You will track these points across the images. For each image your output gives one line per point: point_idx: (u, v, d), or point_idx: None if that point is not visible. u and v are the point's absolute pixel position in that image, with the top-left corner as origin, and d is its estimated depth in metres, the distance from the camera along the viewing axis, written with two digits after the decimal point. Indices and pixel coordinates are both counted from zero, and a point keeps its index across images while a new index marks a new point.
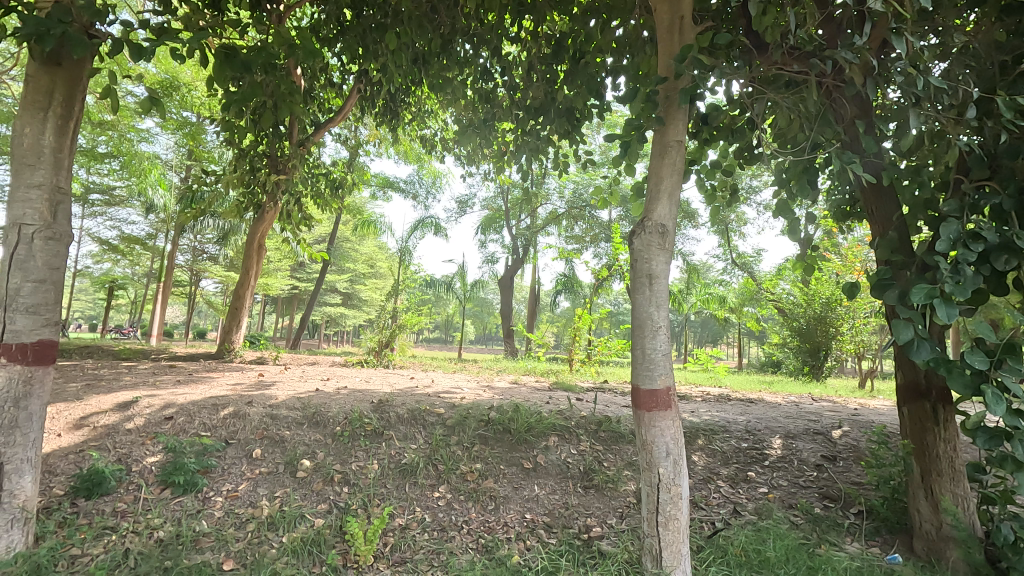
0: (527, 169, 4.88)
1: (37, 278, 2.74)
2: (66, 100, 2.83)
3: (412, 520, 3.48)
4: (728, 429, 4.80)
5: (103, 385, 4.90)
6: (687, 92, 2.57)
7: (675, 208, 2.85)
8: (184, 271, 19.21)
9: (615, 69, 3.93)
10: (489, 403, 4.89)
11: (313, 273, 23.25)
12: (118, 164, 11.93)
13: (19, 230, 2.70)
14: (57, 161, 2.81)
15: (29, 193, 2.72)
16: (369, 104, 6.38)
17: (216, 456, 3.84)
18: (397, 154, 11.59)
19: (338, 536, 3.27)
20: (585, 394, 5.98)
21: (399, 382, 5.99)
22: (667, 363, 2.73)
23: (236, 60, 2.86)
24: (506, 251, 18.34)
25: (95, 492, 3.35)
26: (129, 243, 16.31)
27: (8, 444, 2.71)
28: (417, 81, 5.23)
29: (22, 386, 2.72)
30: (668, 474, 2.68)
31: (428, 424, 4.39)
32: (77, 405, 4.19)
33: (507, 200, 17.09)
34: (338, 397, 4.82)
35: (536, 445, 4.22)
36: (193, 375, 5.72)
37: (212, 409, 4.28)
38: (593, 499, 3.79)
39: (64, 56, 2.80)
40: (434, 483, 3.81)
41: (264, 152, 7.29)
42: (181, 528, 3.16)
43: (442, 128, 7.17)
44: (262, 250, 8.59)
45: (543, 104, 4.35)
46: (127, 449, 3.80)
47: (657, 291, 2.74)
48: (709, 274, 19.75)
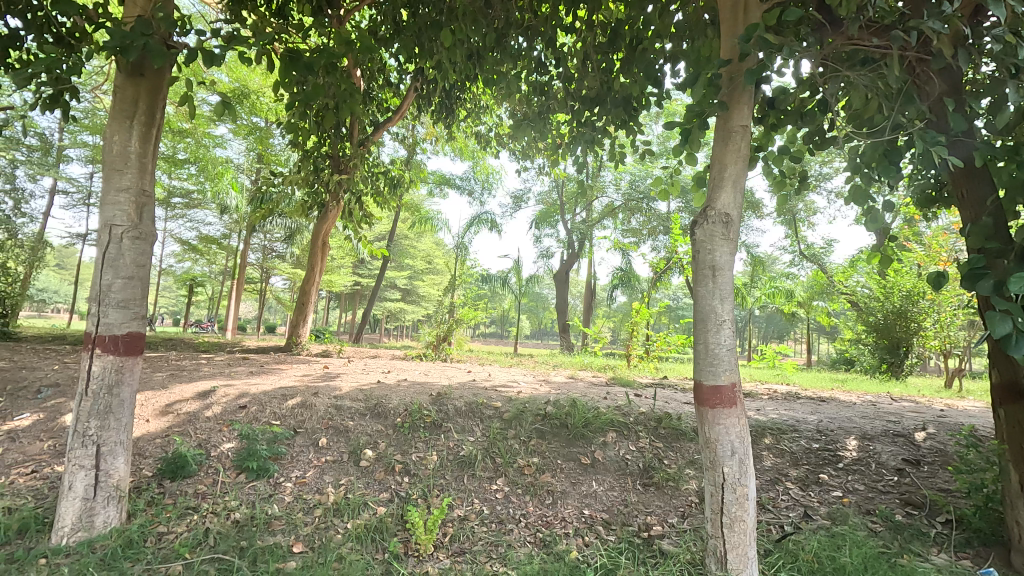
0: (582, 163, 4.82)
1: (126, 274, 2.95)
2: (149, 108, 3.03)
3: (470, 512, 3.52)
4: (798, 429, 4.56)
5: (186, 375, 5.27)
6: (753, 73, 2.43)
7: (740, 196, 2.71)
8: (256, 268, 20.34)
9: (675, 55, 3.78)
10: (547, 397, 4.88)
11: (375, 270, 24.05)
12: (195, 169, 12.71)
13: (110, 231, 2.92)
14: (143, 166, 3.01)
15: (118, 196, 2.94)
16: (425, 103, 6.52)
17: (285, 443, 4.02)
18: (453, 151, 11.75)
19: (400, 524, 3.36)
20: (644, 389, 5.86)
21: (457, 375, 6.07)
22: (732, 359, 2.61)
23: (300, 62, 2.98)
24: (561, 244, 18.18)
25: (179, 475, 3.57)
26: (206, 243, 17.38)
27: (104, 427, 2.94)
28: (473, 77, 5.28)
29: (115, 374, 2.93)
30: (734, 474, 2.57)
31: (485, 417, 4.43)
32: (162, 393, 4.49)
33: (563, 193, 16.98)
34: (399, 389, 4.94)
35: (593, 441, 4.17)
36: (264, 366, 6.01)
37: (282, 399, 4.50)
38: (654, 497, 3.73)
39: (147, 67, 3.00)
40: (491, 476, 3.85)
41: (327, 153, 7.60)
42: (255, 511, 3.32)
43: (498, 124, 7.20)
44: (325, 247, 8.91)
45: (599, 94, 4.27)
46: (206, 436, 4.04)
47: (721, 283, 2.63)
48: (776, 267, 18.95)
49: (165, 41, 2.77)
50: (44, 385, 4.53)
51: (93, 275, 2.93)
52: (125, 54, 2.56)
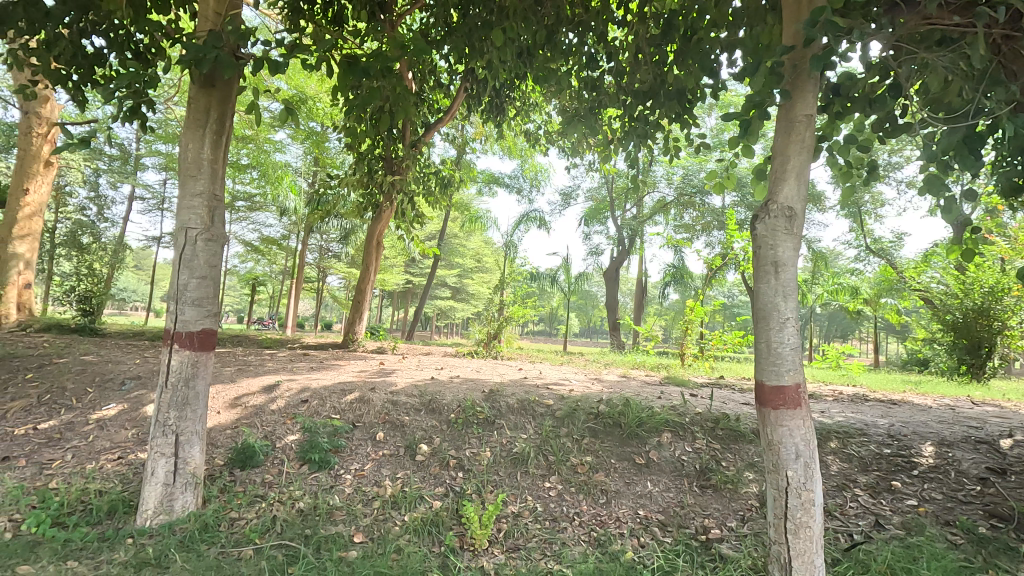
0: (635, 158, 4.74)
1: (200, 274, 3.13)
2: (219, 117, 3.19)
3: (524, 508, 3.54)
4: (867, 433, 4.32)
5: (252, 370, 5.54)
6: (819, 59, 2.32)
7: (805, 189, 2.59)
8: (313, 267, 21.15)
9: (732, 44, 3.64)
10: (599, 396, 4.82)
11: (426, 268, 24.53)
12: (257, 173, 13.32)
13: (186, 234, 3.11)
14: (214, 171, 3.18)
15: (193, 201, 3.12)
16: (475, 102, 6.59)
17: (345, 436, 4.17)
18: (502, 150, 11.83)
19: (455, 518, 3.41)
20: (700, 389, 5.71)
21: (509, 372, 6.11)
22: (797, 358, 2.51)
23: (357, 67, 3.08)
24: (611, 241, 17.93)
25: (248, 464, 3.75)
26: (268, 244, 18.20)
27: (182, 418, 3.13)
28: (522, 74, 5.29)
29: (191, 368, 3.11)
30: (798, 477, 2.46)
31: (537, 414, 4.43)
32: (231, 387, 4.74)
33: (612, 189, 16.74)
34: (452, 386, 5.02)
35: (648, 441, 4.11)
36: (324, 362, 6.24)
37: (341, 394, 4.65)
38: (712, 500, 3.64)
39: (217, 77, 3.16)
40: (545, 473, 3.86)
41: (380, 155, 7.81)
42: (318, 501, 3.45)
43: (548, 122, 7.19)
44: (380, 247, 9.15)
45: (652, 88, 4.18)
46: (271, 428, 4.23)
47: (784, 280, 2.52)
48: (840, 262, 18.02)
49: (233, 53, 2.93)
50: (127, 377, 4.86)
51: (171, 275, 3.12)
52: (199, 66, 2.73)
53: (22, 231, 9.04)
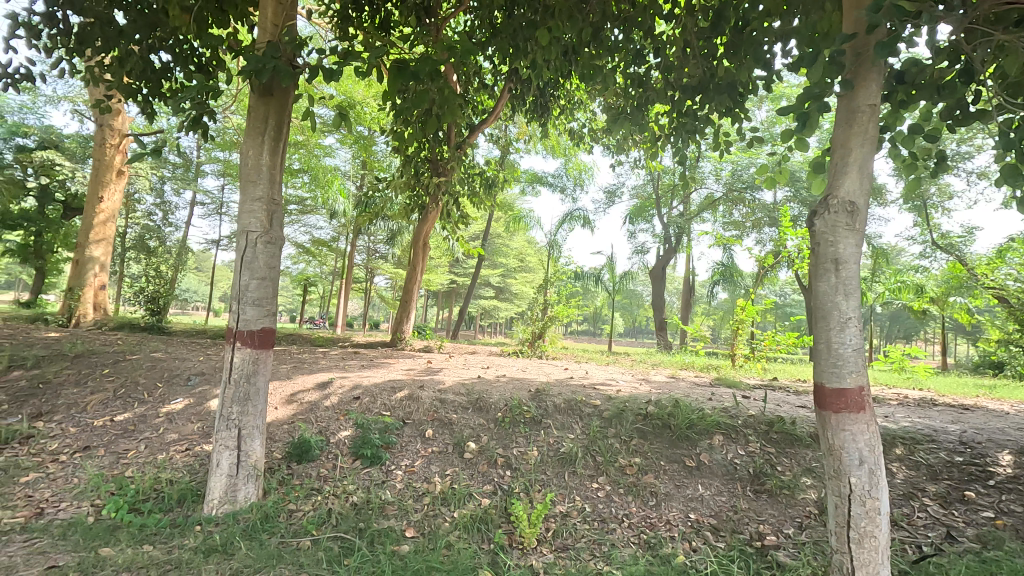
0: (683, 154, 4.63)
1: (260, 275, 3.27)
2: (277, 124, 3.33)
3: (572, 508, 3.53)
4: (936, 440, 4.08)
5: (306, 367, 5.74)
6: (884, 45, 2.20)
7: (868, 183, 2.47)
8: (362, 268, 21.71)
9: (786, 33, 3.50)
10: (648, 397, 4.75)
11: (470, 269, 24.79)
12: (308, 178, 13.79)
13: (247, 237, 3.26)
14: (272, 177, 3.32)
15: (253, 205, 3.27)
16: (519, 102, 6.60)
17: (396, 433, 4.26)
18: (545, 149, 11.81)
19: (503, 516, 3.44)
20: (752, 391, 5.53)
21: (554, 372, 6.11)
22: (859, 360, 2.39)
23: (407, 72, 3.14)
24: (657, 239, 17.60)
25: (304, 458, 3.89)
26: (318, 245, 18.82)
27: (244, 412, 3.28)
28: (567, 72, 5.27)
29: (251, 365, 3.26)
30: (862, 485, 2.35)
31: (585, 414, 4.41)
32: (288, 383, 4.93)
33: (657, 186, 16.43)
34: (499, 385, 5.06)
35: (699, 443, 4.02)
36: (374, 360, 6.40)
37: (391, 391, 4.76)
38: (767, 505, 3.53)
39: (275, 86, 3.29)
40: (593, 473, 3.84)
41: (426, 157, 7.96)
42: (371, 496, 3.54)
43: (592, 120, 7.13)
44: (426, 247, 9.31)
45: (701, 82, 4.08)
46: (325, 424, 4.37)
47: (845, 278, 2.41)
48: (903, 259, 17.07)
49: (289, 62, 3.05)
50: (193, 373, 5.13)
51: (234, 276, 3.28)
52: (259, 76, 2.86)
53: (97, 236, 9.67)
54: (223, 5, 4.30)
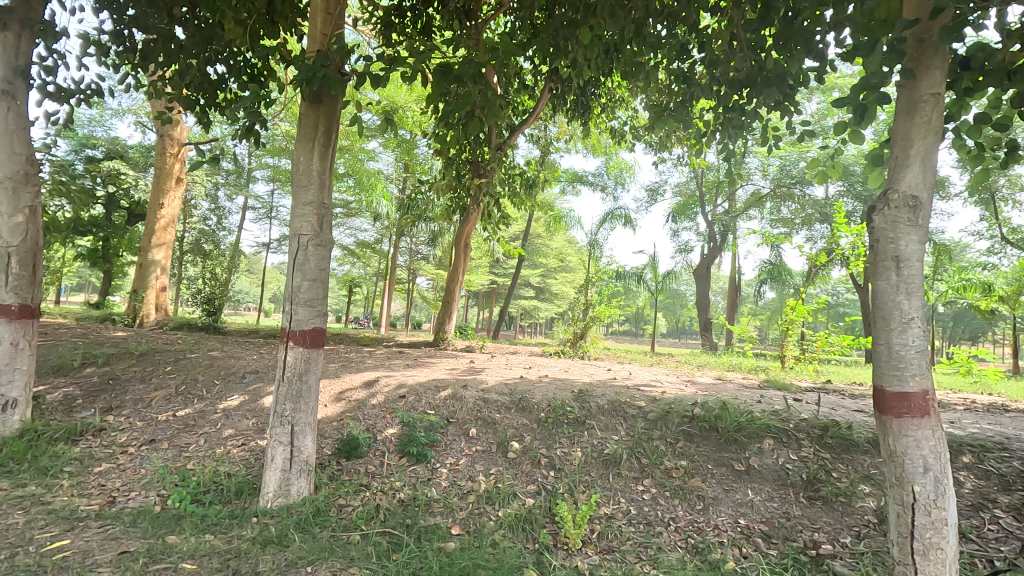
0: (730, 150, 4.50)
1: (312, 277, 3.38)
2: (326, 131, 3.43)
3: (617, 510, 3.49)
4: (1008, 448, 3.83)
5: (353, 366, 5.90)
6: (950, 31, 2.09)
7: (932, 176, 2.34)
8: (404, 269, 22.11)
9: (839, 22, 3.35)
10: (694, 399, 4.65)
11: (510, 269, 24.89)
12: (353, 182, 14.15)
13: (299, 240, 3.38)
14: (322, 181, 3.43)
15: (304, 209, 3.38)
16: (559, 101, 6.58)
17: (440, 431, 4.33)
18: (586, 148, 11.73)
19: (548, 516, 3.44)
20: (804, 394, 5.33)
21: (597, 373, 6.06)
22: (923, 362, 2.28)
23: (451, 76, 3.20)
24: (701, 238, 17.20)
25: (353, 455, 3.99)
26: (363, 247, 19.28)
27: (297, 409, 3.40)
28: (608, 70, 5.21)
29: (303, 364, 3.37)
30: (926, 493, 2.24)
31: (629, 416, 4.36)
32: (336, 382, 5.07)
33: (701, 183, 16.06)
34: (542, 385, 5.06)
35: (748, 447, 3.91)
36: (418, 360, 6.51)
37: (435, 390, 4.84)
38: (821, 512, 3.40)
39: (324, 93, 3.39)
40: (637, 476, 3.79)
41: (467, 159, 8.04)
42: (417, 493, 3.61)
43: (634, 118, 7.04)
44: (467, 248, 9.40)
45: (748, 75, 3.96)
46: (372, 421, 4.46)
47: (908, 276, 2.30)
48: (968, 255, 16.10)
49: (338, 70, 3.15)
50: (248, 371, 5.35)
51: (287, 277, 3.40)
52: (310, 85, 2.96)
53: (159, 240, 10.20)
54: (274, 16, 4.47)
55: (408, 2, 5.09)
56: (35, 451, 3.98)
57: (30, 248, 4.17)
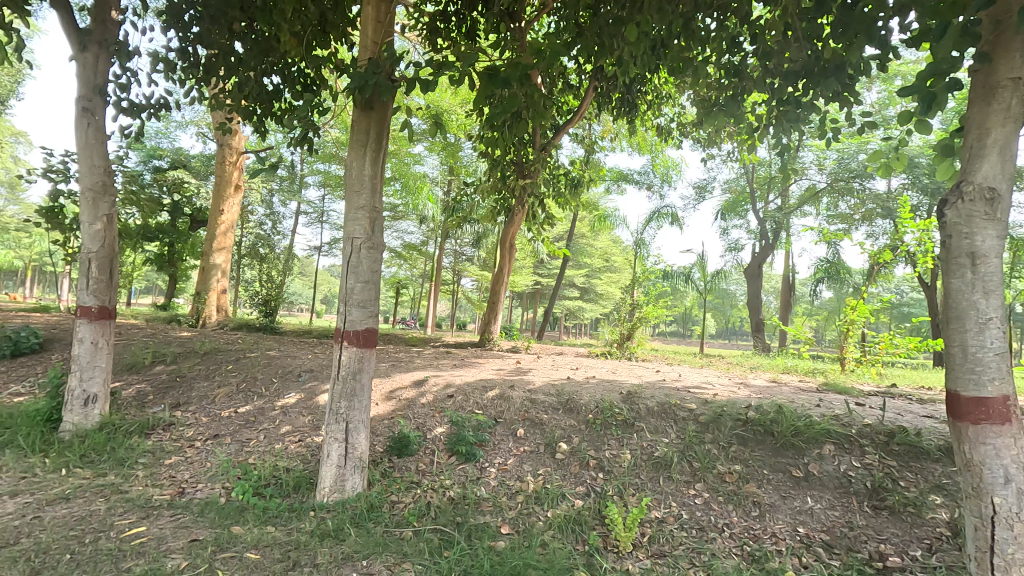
0: (784, 145, 4.33)
1: (365, 279, 3.48)
2: (377, 136, 3.53)
3: (669, 515, 3.43)
4: None
5: (403, 366, 6.03)
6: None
7: (1012, 166, 2.18)
8: (449, 270, 22.40)
9: (904, 6, 3.17)
10: (748, 402, 4.51)
11: (554, 269, 24.82)
12: (400, 186, 14.45)
13: (352, 243, 3.49)
14: (374, 186, 3.52)
15: (357, 213, 3.49)
16: (604, 100, 6.52)
17: (488, 431, 4.36)
18: (631, 146, 11.58)
19: (597, 518, 3.41)
20: (867, 398, 5.08)
21: (646, 374, 5.96)
22: (1004, 366, 2.13)
23: (498, 78, 3.23)
24: (752, 235, 16.65)
25: (404, 453, 4.07)
26: (409, 249, 19.66)
27: (351, 407, 3.51)
28: (654, 66, 5.13)
29: (357, 363, 3.47)
30: (1007, 505, 2.10)
31: (679, 419, 4.27)
32: (387, 380, 5.19)
33: (752, 179, 15.54)
34: (589, 386, 5.02)
35: (806, 452, 3.77)
36: (465, 360, 6.58)
37: (483, 390, 4.88)
38: (888, 523, 3.23)
39: (375, 100, 3.48)
40: (689, 479, 3.71)
41: (512, 160, 8.09)
42: (466, 491, 3.65)
43: (682, 114, 6.89)
44: (512, 249, 9.44)
45: (804, 66, 3.81)
46: (422, 420, 4.54)
47: (984, 273, 2.16)
48: None
49: (389, 77, 3.23)
50: (303, 370, 5.55)
51: (341, 279, 3.52)
52: (364, 92, 3.07)
53: (220, 245, 10.72)
54: (326, 27, 4.63)
55: (452, 6, 5.17)
56: (113, 443, 4.26)
57: (108, 253, 4.49)
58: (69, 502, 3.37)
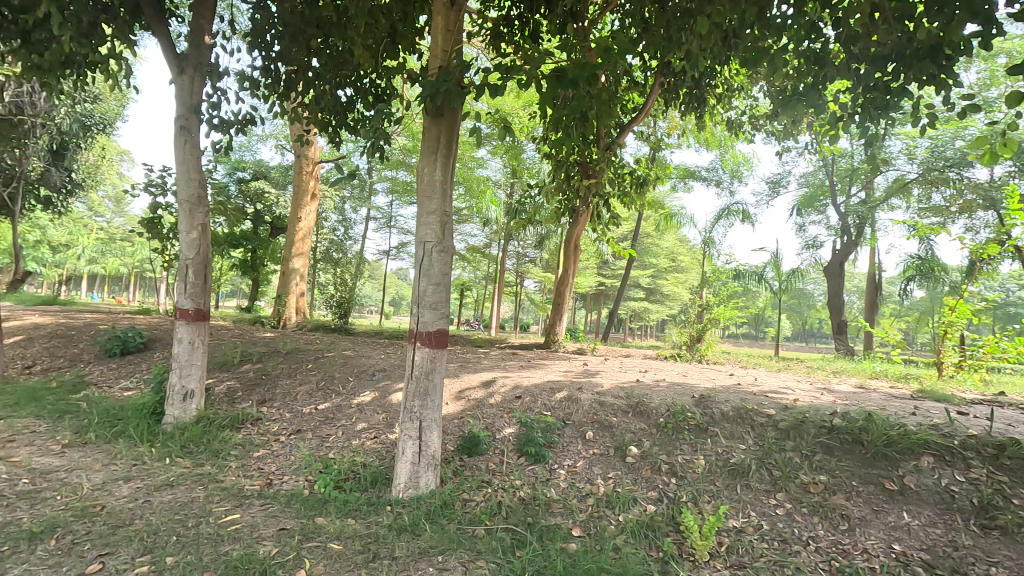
0: (871, 134, 4.04)
1: (436, 281, 3.57)
2: (447, 142, 3.61)
3: (748, 524, 3.29)
4: None
5: (471, 367, 6.13)
6: None
7: None
8: (513, 272, 22.55)
9: None
10: (833, 408, 4.25)
11: (619, 269, 24.42)
12: (464, 189, 14.71)
13: (424, 247, 3.59)
14: (444, 191, 3.61)
15: (429, 218, 3.59)
16: (670, 96, 6.36)
17: (557, 432, 4.35)
18: (698, 142, 11.22)
19: (671, 525, 3.33)
20: (970, 407, 4.65)
21: (720, 377, 5.75)
22: None
23: (565, 79, 3.23)
24: (832, 232, 15.67)
25: (474, 452, 4.14)
26: (474, 252, 19.97)
27: (424, 405, 3.61)
28: (724, 58, 4.95)
29: (430, 363, 3.57)
30: None
31: (757, 424, 4.08)
32: (457, 381, 5.30)
33: (831, 172, 14.64)
34: (659, 389, 4.90)
35: (901, 464, 3.51)
36: (532, 362, 6.60)
37: (551, 392, 4.88)
38: (999, 545, 2.95)
39: (445, 106, 3.57)
40: (769, 488, 3.55)
41: (576, 161, 8.05)
42: (537, 492, 3.66)
43: (754, 106, 6.61)
44: (577, 250, 9.39)
45: (893, 49, 3.55)
46: (491, 420, 4.60)
47: None
48: None
49: (458, 83, 3.30)
50: (377, 369, 5.77)
51: (414, 282, 3.63)
52: (436, 99, 3.16)
53: (298, 250, 11.34)
54: (396, 39, 4.80)
55: (516, 10, 5.21)
56: (209, 435, 4.60)
57: (203, 259, 4.86)
58: (174, 488, 3.68)
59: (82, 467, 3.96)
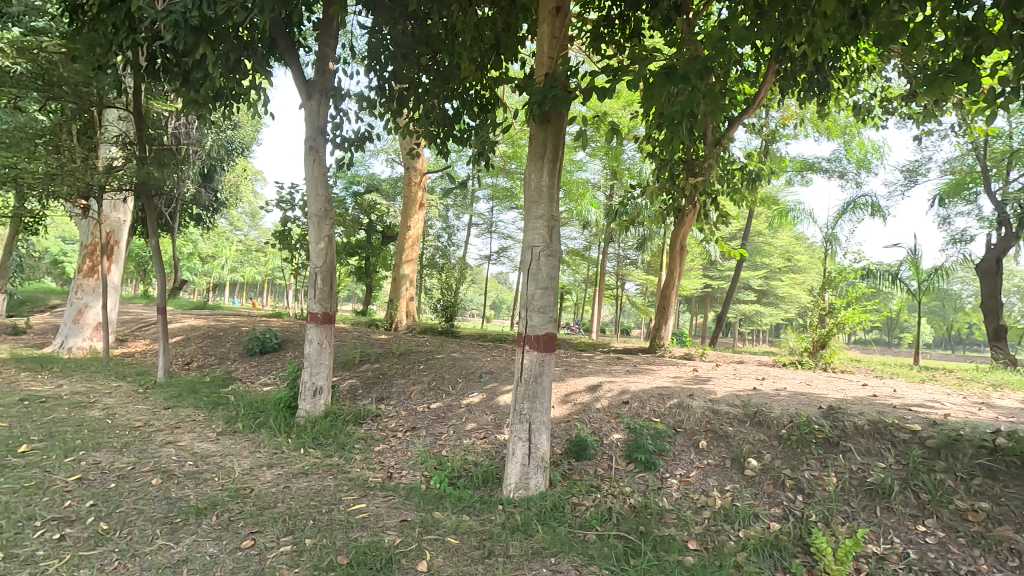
0: None
1: (544, 285, 3.60)
2: (553, 146, 3.65)
3: (891, 551, 2.97)
4: None
5: (576, 371, 6.10)
6: None
7: None
8: (613, 275, 22.16)
9: None
10: (995, 426, 3.72)
11: (727, 270, 23.09)
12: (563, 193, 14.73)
13: (532, 251, 3.65)
14: (551, 196, 3.64)
15: (536, 222, 3.65)
16: (787, 84, 5.93)
17: (668, 440, 4.20)
18: (819, 131, 10.34)
19: (800, 545, 3.10)
20: None
21: (850, 388, 5.24)
22: None
23: (675, 75, 3.15)
24: (986, 224, 13.70)
25: (583, 456, 4.12)
26: (573, 255, 19.90)
27: (533, 407, 3.66)
28: (850, 37, 4.53)
29: (538, 366, 3.61)
30: None
31: (898, 441, 3.68)
32: (563, 384, 5.31)
33: (984, 155, 12.81)
34: (780, 398, 4.57)
35: None
36: (638, 367, 6.44)
37: (660, 398, 4.73)
38: None
39: (551, 112, 3.61)
40: (916, 514, 3.19)
41: (681, 158, 7.76)
42: (648, 500, 3.56)
43: (886, 88, 5.98)
44: (683, 251, 9.04)
45: None
46: (598, 425, 4.55)
47: None
48: None
49: (565, 88, 3.33)
50: (484, 371, 5.94)
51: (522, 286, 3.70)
52: (544, 105, 3.21)
53: (408, 256, 11.98)
54: (500, 50, 4.91)
55: (617, 9, 5.13)
56: (335, 429, 5.00)
57: (329, 267, 5.29)
58: (309, 476, 4.05)
59: (233, 453, 4.48)
